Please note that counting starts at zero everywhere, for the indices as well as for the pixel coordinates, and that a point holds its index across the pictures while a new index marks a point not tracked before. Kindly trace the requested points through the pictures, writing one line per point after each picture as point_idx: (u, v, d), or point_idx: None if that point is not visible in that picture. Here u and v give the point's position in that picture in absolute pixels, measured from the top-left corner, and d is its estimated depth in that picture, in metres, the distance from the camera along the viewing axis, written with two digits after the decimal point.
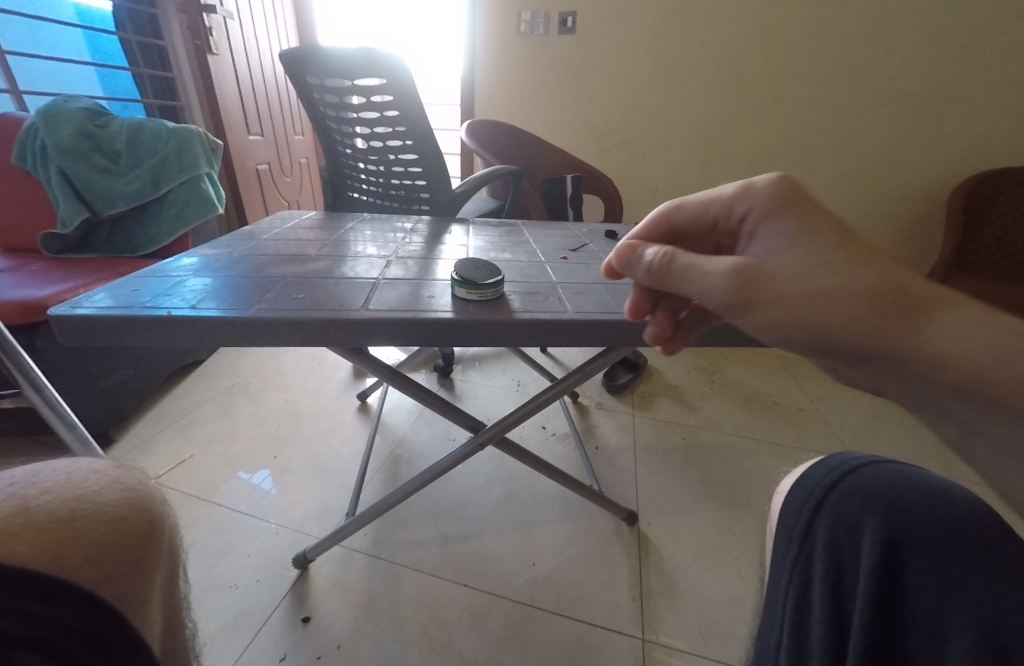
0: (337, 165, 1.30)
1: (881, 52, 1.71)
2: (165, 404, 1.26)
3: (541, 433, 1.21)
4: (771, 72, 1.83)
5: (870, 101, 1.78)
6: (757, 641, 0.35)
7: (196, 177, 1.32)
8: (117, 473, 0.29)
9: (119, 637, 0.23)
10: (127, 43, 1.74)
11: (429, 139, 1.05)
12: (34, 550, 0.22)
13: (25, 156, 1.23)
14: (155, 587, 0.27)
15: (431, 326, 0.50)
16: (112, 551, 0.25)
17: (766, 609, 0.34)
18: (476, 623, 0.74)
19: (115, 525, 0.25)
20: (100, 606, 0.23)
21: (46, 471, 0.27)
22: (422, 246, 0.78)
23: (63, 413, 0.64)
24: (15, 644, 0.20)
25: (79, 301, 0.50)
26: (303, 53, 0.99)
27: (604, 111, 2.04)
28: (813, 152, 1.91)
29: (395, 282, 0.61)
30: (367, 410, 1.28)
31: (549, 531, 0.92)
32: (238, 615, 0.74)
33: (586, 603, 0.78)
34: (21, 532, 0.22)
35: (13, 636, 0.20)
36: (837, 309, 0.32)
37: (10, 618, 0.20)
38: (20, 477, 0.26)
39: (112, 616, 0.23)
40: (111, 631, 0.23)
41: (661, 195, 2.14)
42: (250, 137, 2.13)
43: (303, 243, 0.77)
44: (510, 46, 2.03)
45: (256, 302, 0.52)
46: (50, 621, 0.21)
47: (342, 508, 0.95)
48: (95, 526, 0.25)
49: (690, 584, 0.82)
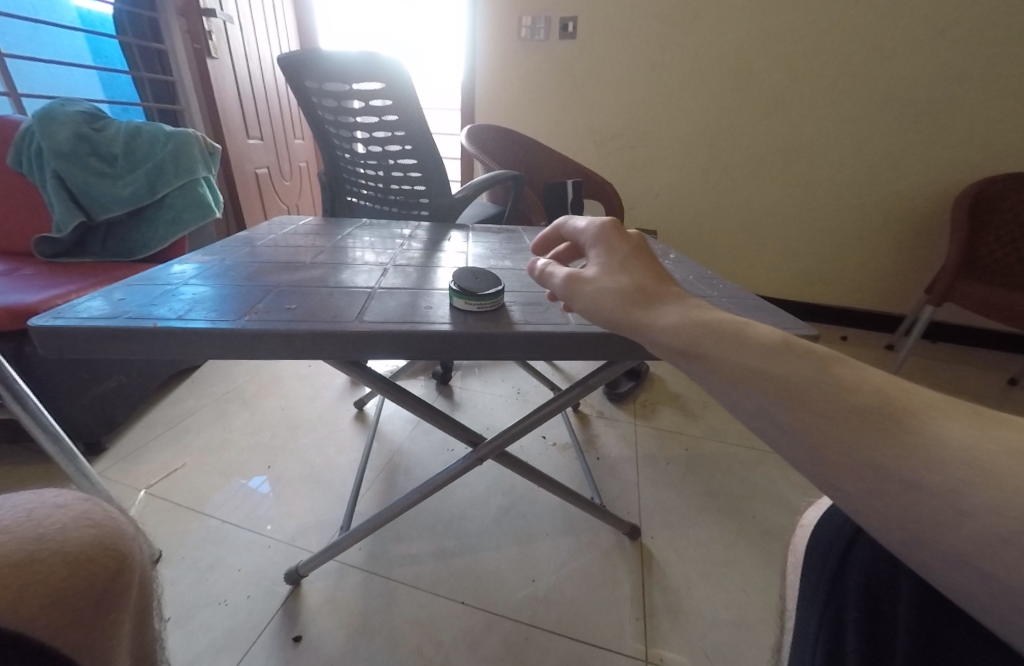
0: (336, 170, 1.29)
1: (884, 59, 1.70)
2: (158, 411, 1.23)
3: (541, 443, 1.19)
4: (774, 79, 1.82)
5: (874, 107, 1.77)
6: None
7: (193, 182, 1.31)
8: (81, 510, 0.29)
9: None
10: (128, 47, 1.73)
11: (429, 144, 1.03)
12: None
13: (21, 160, 1.21)
14: (122, 631, 0.27)
15: (427, 338, 0.48)
16: (75, 592, 0.24)
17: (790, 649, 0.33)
18: (473, 643, 0.72)
19: (79, 566, 0.25)
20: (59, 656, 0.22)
21: (6, 507, 0.27)
22: (422, 253, 0.76)
23: (47, 425, 0.62)
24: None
25: (61, 311, 0.48)
26: (301, 56, 0.98)
27: (605, 116, 2.04)
28: (816, 158, 1.90)
29: (392, 291, 0.59)
30: (364, 418, 1.26)
31: (550, 546, 0.89)
32: (226, 635, 0.71)
33: (587, 623, 0.75)
34: None
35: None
36: (607, 299, 0.37)
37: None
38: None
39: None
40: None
41: (662, 201, 2.13)
42: (249, 141, 2.12)
43: (300, 249, 0.76)
44: (510, 50, 2.02)
45: (247, 312, 0.51)
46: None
47: (337, 520, 0.93)
48: (57, 569, 0.24)
49: (694, 603, 0.80)
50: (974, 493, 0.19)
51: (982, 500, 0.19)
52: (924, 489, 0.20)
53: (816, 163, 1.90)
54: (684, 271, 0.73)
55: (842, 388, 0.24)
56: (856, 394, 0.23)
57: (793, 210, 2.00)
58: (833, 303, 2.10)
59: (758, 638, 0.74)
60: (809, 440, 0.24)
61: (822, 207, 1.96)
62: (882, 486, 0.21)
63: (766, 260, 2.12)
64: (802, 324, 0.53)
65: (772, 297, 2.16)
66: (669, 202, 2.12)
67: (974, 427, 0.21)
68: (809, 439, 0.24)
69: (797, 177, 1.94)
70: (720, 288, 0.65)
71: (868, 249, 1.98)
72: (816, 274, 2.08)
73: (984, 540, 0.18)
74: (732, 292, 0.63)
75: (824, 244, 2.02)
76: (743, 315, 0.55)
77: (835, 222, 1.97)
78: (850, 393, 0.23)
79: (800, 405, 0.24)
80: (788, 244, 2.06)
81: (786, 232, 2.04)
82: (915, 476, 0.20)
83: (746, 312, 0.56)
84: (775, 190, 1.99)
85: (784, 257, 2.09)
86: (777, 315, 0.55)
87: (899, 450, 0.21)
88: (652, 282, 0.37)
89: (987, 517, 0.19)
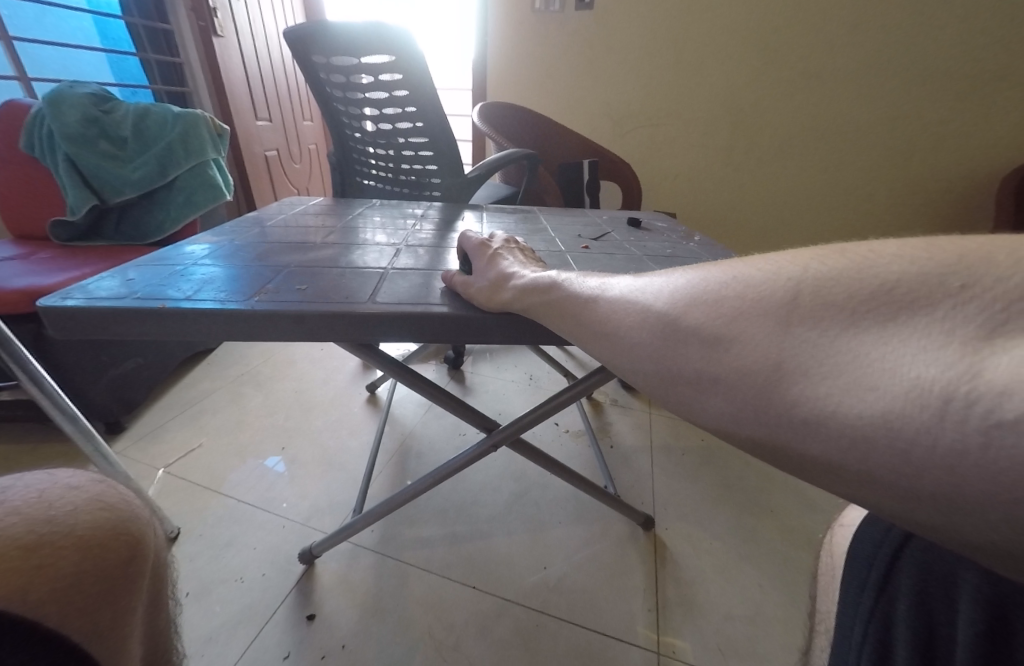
0: (345, 150, 1.26)
1: (922, 29, 1.60)
2: (175, 393, 1.25)
3: (554, 430, 1.17)
4: (802, 52, 1.72)
5: (909, 83, 1.67)
6: None
7: (203, 163, 1.29)
8: (94, 492, 0.26)
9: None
10: (134, 27, 1.70)
11: (441, 122, 0.99)
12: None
13: (33, 142, 1.21)
14: (135, 624, 0.24)
15: (440, 322, 0.46)
16: (84, 583, 0.22)
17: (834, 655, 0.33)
18: (484, 628, 0.72)
19: (91, 552, 0.23)
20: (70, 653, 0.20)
21: (14, 488, 0.25)
22: (434, 234, 0.74)
23: (64, 406, 0.62)
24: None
25: (69, 291, 0.47)
26: (308, 30, 0.94)
27: (623, 93, 1.96)
28: (845, 137, 1.81)
29: (404, 272, 0.57)
30: (376, 402, 1.26)
31: (562, 533, 0.89)
32: (242, 612, 0.72)
33: (599, 612, 0.75)
34: None
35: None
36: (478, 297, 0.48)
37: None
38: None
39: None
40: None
41: (681, 183, 2.06)
42: (259, 122, 2.10)
43: (310, 229, 0.74)
44: (525, 24, 1.94)
45: (256, 292, 0.49)
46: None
47: (350, 502, 0.93)
48: (66, 556, 0.22)
49: (709, 595, 0.78)
50: (630, 317, 0.31)
51: (631, 319, 0.31)
52: (614, 331, 0.32)
53: (844, 143, 1.81)
54: (709, 255, 0.69)
55: (589, 296, 0.37)
56: (596, 296, 0.37)
57: (819, 192, 1.92)
58: None
59: (776, 631, 0.73)
60: (582, 339, 0.36)
61: (849, 190, 1.88)
62: (605, 340, 0.33)
63: (788, 245, 2.05)
64: None
65: None
66: (688, 183, 2.06)
67: (643, 283, 0.34)
68: (581, 337, 0.36)
69: (825, 156, 1.86)
70: None
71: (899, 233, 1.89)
72: None
73: (636, 344, 0.30)
74: None
75: (850, 228, 1.95)
76: None
77: (863, 204, 1.89)
78: (587, 298, 0.37)
79: (572, 322, 0.38)
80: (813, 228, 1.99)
81: (809, 215, 1.97)
82: (615, 323, 0.32)
83: None
84: (800, 171, 1.91)
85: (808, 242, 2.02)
86: None
87: (610, 314, 0.33)
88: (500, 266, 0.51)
89: (637, 329, 0.30)
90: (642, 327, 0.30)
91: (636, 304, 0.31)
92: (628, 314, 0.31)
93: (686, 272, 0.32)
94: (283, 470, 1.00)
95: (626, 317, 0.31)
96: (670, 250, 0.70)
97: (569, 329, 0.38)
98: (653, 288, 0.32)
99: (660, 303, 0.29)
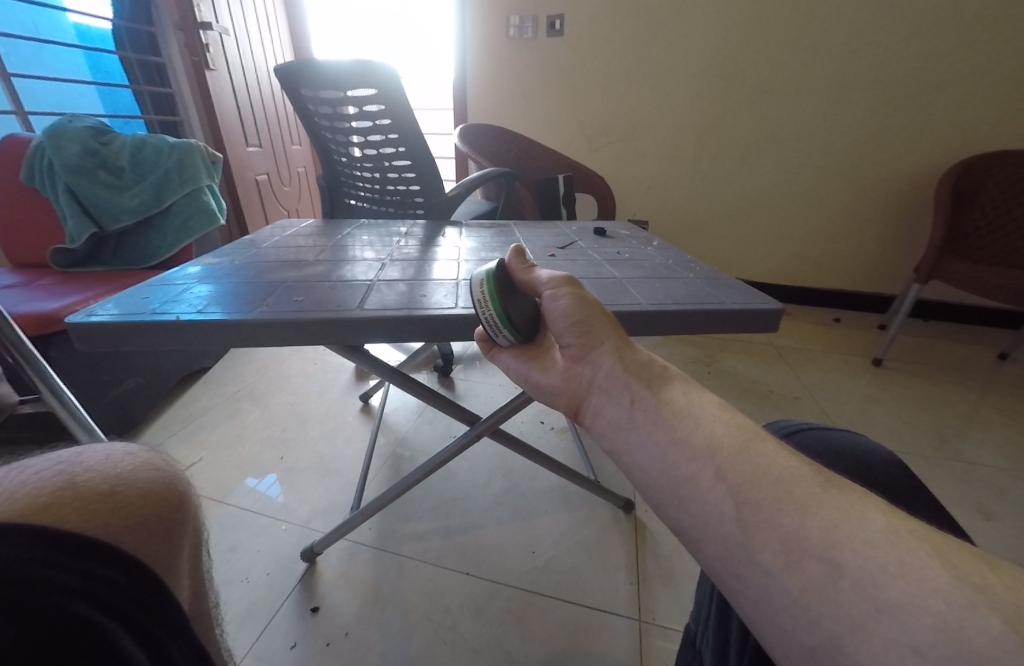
0: (333, 174, 1.34)
1: (866, 44, 1.73)
2: (174, 410, 1.29)
3: (539, 428, 1.24)
4: (757, 67, 1.85)
5: (858, 93, 1.81)
6: (696, 600, 0.46)
7: (197, 190, 1.37)
8: (148, 455, 0.30)
9: (156, 596, 0.24)
10: (127, 60, 1.79)
11: (422, 146, 1.07)
12: (82, 517, 0.23)
13: (33, 175, 1.27)
14: (184, 559, 0.28)
15: (424, 323, 0.53)
16: (152, 524, 0.25)
17: (714, 653, 0.40)
18: (478, 609, 0.77)
19: (154, 500, 0.26)
20: (139, 567, 0.24)
21: (88, 452, 0.28)
22: (418, 249, 0.81)
23: (78, 416, 0.67)
24: (72, 595, 0.21)
25: (97, 308, 0.53)
26: (299, 67, 1.03)
27: (594, 110, 2.08)
28: (803, 144, 1.94)
29: (390, 283, 0.64)
30: (369, 411, 1.32)
31: (549, 521, 0.95)
32: (250, 608, 0.77)
33: (586, 589, 0.81)
34: (69, 501, 0.23)
35: (69, 588, 0.21)
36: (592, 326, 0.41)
37: (67, 573, 0.21)
38: (65, 457, 0.27)
39: (152, 577, 0.24)
40: (149, 592, 0.24)
41: (654, 192, 2.17)
42: (249, 149, 2.18)
43: (303, 249, 0.81)
44: (500, 50, 2.07)
45: (258, 306, 0.56)
46: (97, 578, 0.22)
47: (345, 504, 0.99)
48: (134, 499, 0.25)
49: (686, 569, 0.85)
50: (891, 586, 0.22)
51: (899, 596, 0.21)
52: (845, 574, 0.23)
53: (803, 149, 1.94)
54: (664, 256, 0.78)
55: (800, 472, 0.27)
56: (798, 477, 0.27)
57: (783, 194, 2.04)
58: (824, 286, 2.14)
59: None
60: (733, 505, 0.27)
61: (806, 196, 2.01)
62: (808, 568, 0.24)
63: (758, 247, 2.16)
64: (767, 299, 0.58)
65: (765, 282, 2.20)
66: (660, 193, 2.17)
67: (894, 520, 0.25)
68: (738, 506, 0.27)
69: (786, 162, 1.98)
70: (697, 269, 0.70)
71: (857, 232, 2.01)
72: (807, 258, 2.12)
73: (896, 646, 0.20)
74: (706, 273, 0.68)
75: (813, 229, 2.06)
76: (713, 293, 0.60)
77: (824, 203, 2.00)
78: (797, 481, 0.27)
79: (742, 480, 0.28)
80: (778, 231, 2.11)
81: (776, 218, 2.09)
82: (843, 561, 0.23)
83: (716, 290, 0.61)
84: (764, 177, 2.03)
85: (775, 243, 2.13)
86: (745, 292, 0.61)
87: (837, 540, 0.24)
88: (603, 309, 0.43)
89: (904, 617, 0.21)
90: (923, 630, 0.20)
91: (913, 577, 0.22)
92: (883, 572, 0.22)
93: (968, 561, 0.23)
94: (276, 492, 1.01)
95: (882, 574, 0.22)
96: (627, 254, 0.79)
97: (715, 464, 0.29)
98: (928, 556, 0.23)
99: (966, 608, 0.20)
